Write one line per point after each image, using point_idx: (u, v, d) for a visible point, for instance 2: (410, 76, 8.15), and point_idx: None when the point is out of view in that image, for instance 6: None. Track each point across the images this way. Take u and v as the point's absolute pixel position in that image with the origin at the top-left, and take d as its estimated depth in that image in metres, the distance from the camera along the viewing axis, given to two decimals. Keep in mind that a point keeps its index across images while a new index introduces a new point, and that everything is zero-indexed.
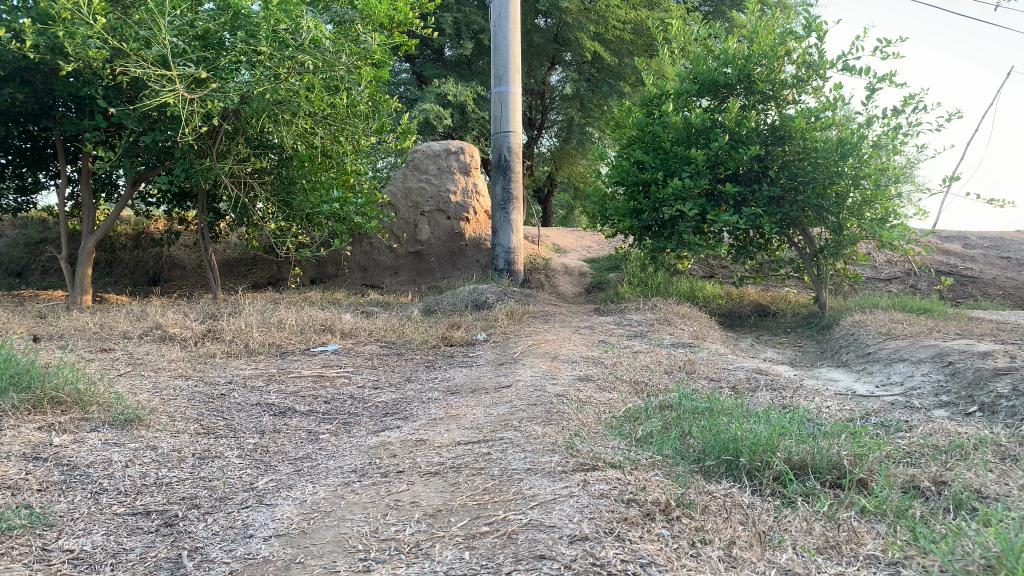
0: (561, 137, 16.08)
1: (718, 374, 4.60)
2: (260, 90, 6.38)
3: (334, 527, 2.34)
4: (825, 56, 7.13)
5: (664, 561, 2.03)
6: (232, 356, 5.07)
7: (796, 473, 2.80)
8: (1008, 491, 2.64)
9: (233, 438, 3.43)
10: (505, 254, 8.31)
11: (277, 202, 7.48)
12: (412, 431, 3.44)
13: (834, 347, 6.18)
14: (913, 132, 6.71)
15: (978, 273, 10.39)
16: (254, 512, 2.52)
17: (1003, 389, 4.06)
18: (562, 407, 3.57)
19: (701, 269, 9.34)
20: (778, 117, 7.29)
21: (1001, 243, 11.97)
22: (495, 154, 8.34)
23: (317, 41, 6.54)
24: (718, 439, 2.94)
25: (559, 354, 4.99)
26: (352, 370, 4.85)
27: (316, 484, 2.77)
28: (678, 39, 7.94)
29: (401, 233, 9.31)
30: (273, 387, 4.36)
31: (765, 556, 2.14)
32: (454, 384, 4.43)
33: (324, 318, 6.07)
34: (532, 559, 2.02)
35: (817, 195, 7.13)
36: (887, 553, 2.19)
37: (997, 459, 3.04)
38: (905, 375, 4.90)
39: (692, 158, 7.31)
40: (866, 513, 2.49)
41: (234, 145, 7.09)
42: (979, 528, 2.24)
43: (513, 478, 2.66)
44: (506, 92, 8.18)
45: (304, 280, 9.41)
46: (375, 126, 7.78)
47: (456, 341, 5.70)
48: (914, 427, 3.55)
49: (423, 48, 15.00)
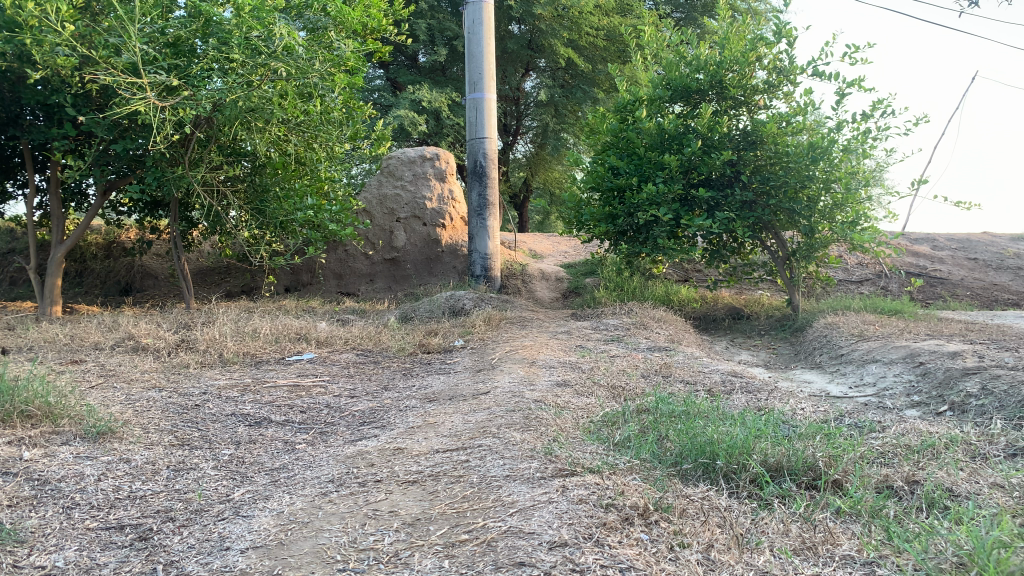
0: (536, 143, 16.14)
1: (693, 377, 4.63)
2: (232, 98, 6.31)
3: (313, 537, 2.32)
4: (795, 62, 7.23)
5: (642, 565, 2.04)
6: (206, 366, 5.02)
7: (772, 475, 2.82)
8: (979, 489, 2.68)
9: (208, 449, 3.39)
10: (482, 260, 8.28)
11: (251, 209, 7.45)
12: (390, 440, 3.43)
13: (808, 348, 6.27)
14: (883, 136, 6.85)
15: (947, 275, 10.58)
16: (231, 524, 2.49)
17: (972, 389, 4.14)
18: (540, 413, 3.57)
19: (677, 273, 9.43)
20: (749, 122, 7.35)
21: (967, 245, 12.19)
22: (471, 160, 8.33)
23: (290, 49, 6.48)
24: (694, 442, 2.96)
25: (537, 360, 4.99)
26: (328, 379, 4.82)
27: (293, 494, 2.75)
28: (651, 45, 7.99)
29: (376, 240, 9.29)
30: (248, 397, 4.32)
31: (742, 558, 2.15)
32: (433, 391, 4.43)
33: (300, 326, 6.03)
34: (512, 567, 2.01)
35: (788, 199, 7.20)
36: (862, 553, 2.21)
37: (968, 458, 3.09)
38: (877, 376, 4.97)
39: (666, 164, 7.36)
40: (841, 513, 2.51)
41: (206, 153, 6.95)
42: (951, 527, 2.27)
43: (491, 485, 2.65)
44: (481, 98, 8.19)
45: (279, 288, 9.37)
46: (349, 132, 7.71)
47: (433, 348, 5.70)
48: (887, 428, 3.60)
49: (397, 54, 15.01)
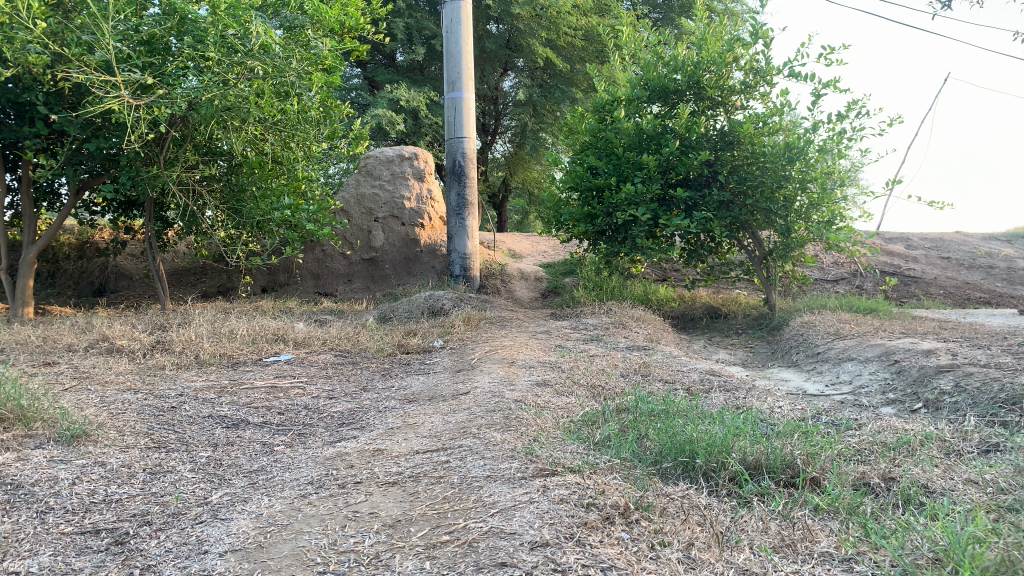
0: (514, 142, 16.16)
1: (672, 376, 4.66)
2: (208, 96, 6.22)
3: (292, 540, 2.30)
4: (771, 63, 7.30)
5: (624, 564, 2.04)
6: (182, 368, 4.97)
7: (751, 473, 2.84)
8: (954, 486, 2.71)
9: (185, 451, 3.36)
10: (461, 260, 8.27)
11: (227, 209, 7.39)
12: (370, 441, 3.41)
13: (784, 347, 6.31)
14: (858, 136, 6.93)
15: (921, 273, 10.73)
16: (208, 528, 2.47)
17: (946, 385, 4.20)
18: (521, 413, 3.57)
19: (655, 273, 9.49)
20: (727, 122, 7.41)
21: (940, 245, 12.37)
22: (449, 159, 8.31)
23: (267, 47, 6.42)
24: (674, 441, 2.98)
25: (517, 360, 4.99)
26: (306, 380, 4.79)
27: (272, 497, 2.73)
28: (629, 45, 8.02)
29: (354, 240, 9.25)
30: (226, 398, 4.28)
31: (722, 557, 2.17)
32: (412, 392, 4.41)
33: (277, 327, 5.99)
34: (493, 567, 2.01)
35: (765, 199, 7.26)
36: (840, 549, 2.23)
37: (943, 454, 3.14)
38: (853, 374, 5.02)
39: (644, 164, 7.40)
40: (820, 510, 2.54)
41: (182, 152, 6.87)
42: (927, 523, 2.31)
43: (472, 485, 2.65)
44: (460, 97, 8.17)
45: (256, 288, 9.29)
46: (326, 131, 7.70)
47: (412, 348, 5.69)
48: (863, 425, 3.64)
49: (374, 53, 14.95)
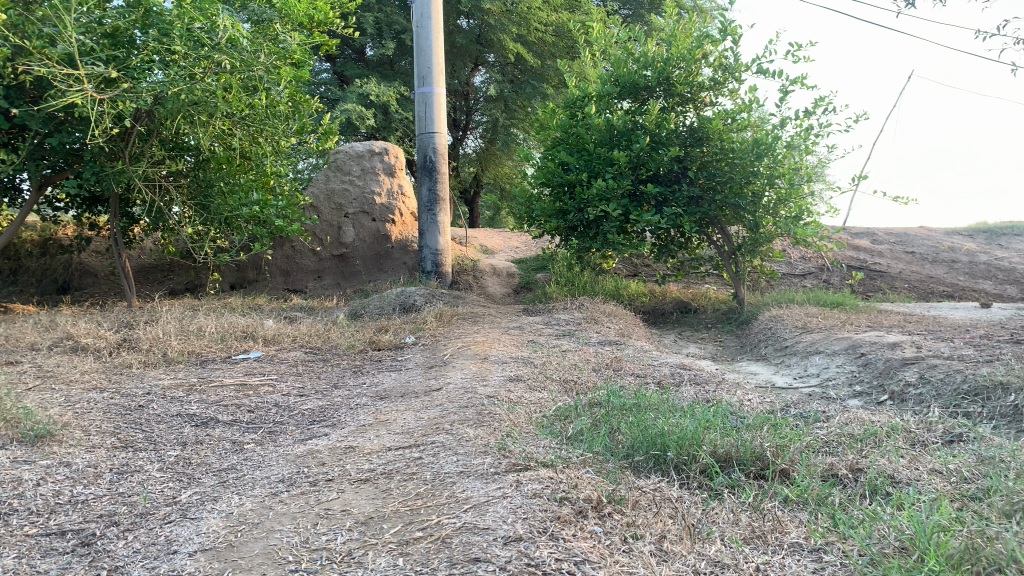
0: (486, 138, 16.13)
1: (643, 370, 4.69)
2: (174, 91, 6.13)
3: (264, 538, 2.28)
4: (740, 59, 7.36)
5: (597, 558, 2.05)
6: (149, 366, 4.90)
7: (721, 465, 2.87)
8: (919, 475, 2.77)
9: (153, 451, 3.31)
10: (433, 256, 8.25)
11: (195, 205, 7.28)
12: (341, 438, 3.39)
13: (753, 341, 6.38)
14: (825, 133, 7.01)
15: (886, 268, 10.91)
16: (178, 527, 2.44)
17: (911, 377, 4.28)
18: (493, 408, 3.57)
19: (626, 268, 9.54)
20: (696, 118, 7.46)
21: (905, 239, 12.59)
22: (420, 155, 8.28)
23: (234, 41, 6.34)
24: (646, 435, 3.01)
25: (489, 355, 4.99)
26: (277, 377, 4.74)
27: (242, 495, 2.70)
28: (599, 41, 8.04)
29: (324, 236, 9.16)
30: (194, 397, 4.22)
31: (694, 549, 2.19)
32: (384, 389, 4.40)
33: (246, 324, 5.92)
34: (467, 563, 2.01)
35: (733, 194, 7.34)
36: (810, 540, 2.27)
37: (908, 445, 3.20)
38: (820, 367, 5.09)
39: (615, 160, 7.42)
40: (789, 501, 2.58)
41: (148, 146, 6.75)
42: (893, 513, 2.35)
43: (445, 481, 2.65)
44: (430, 92, 8.13)
45: (224, 286, 9.13)
46: (295, 126, 7.69)
47: (384, 345, 5.67)
48: (832, 417, 3.69)
49: (344, 48, 14.84)
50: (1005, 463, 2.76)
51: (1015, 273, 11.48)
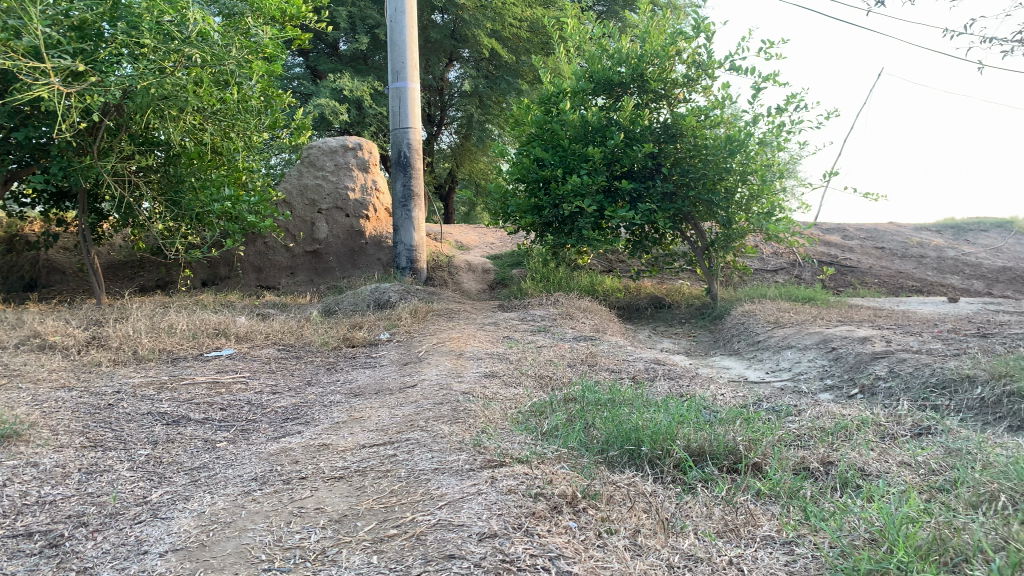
0: (460, 134, 16.09)
1: (618, 366, 4.71)
2: (144, 84, 6.02)
3: (236, 538, 2.26)
4: (713, 56, 7.42)
5: (572, 553, 2.06)
6: (119, 364, 4.83)
7: (695, 460, 2.90)
8: (888, 468, 2.81)
9: (123, 450, 3.27)
10: (408, 252, 8.20)
11: (165, 201, 7.19)
12: (315, 436, 3.37)
13: (726, 336, 6.44)
14: (796, 130, 7.09)
15: (856, 263, 11.06)
16: (148, 527, 2.41)
17: (880, 371, 4.34)
18: (468, 405, 3.57)
19: (601, 264, 9.59)
20: (670, 115, 7.51)
21: (875, 235, 12.79)
22: (394, 150, 8.24)
23: (204, 35, 6.25)
24: (620, 430, 3.02)
25: (464, 352, 4.98)
26: (249, 375, 4.70)
27: (214, 494, 2.68)
28: (574, 38, 8.04)
29: (297, 232, 9.07)
30: (165, 395, 4.17)
31: (668, 543, 2.21)
32: (358, 386, 4.38)
33: (218, 321, 5.86)
34: (441, 560, 2.01)
35: (707, 190, 7.40)
36: (782, 533, 2.30)
37: (878, 438, 3.24)
38: (792, 361, 5.15)
39: (589, 156, 7.44)
40: (761, 495, 2.61)
41: (116, 141, 6.64)
42: (864, 505, 2.38)
43: (419, 478, 2.64)
44: (404, 88, 8.10)
45: (195, 283, 9.02)
46: (268, 121, 7.63)
47: (358, 342, 5.64)
48: (803, 411, 3.73)
49: (317, 42, 14.71)
50: (971, 455, 2.81)
51: (981, 268, 11.70)
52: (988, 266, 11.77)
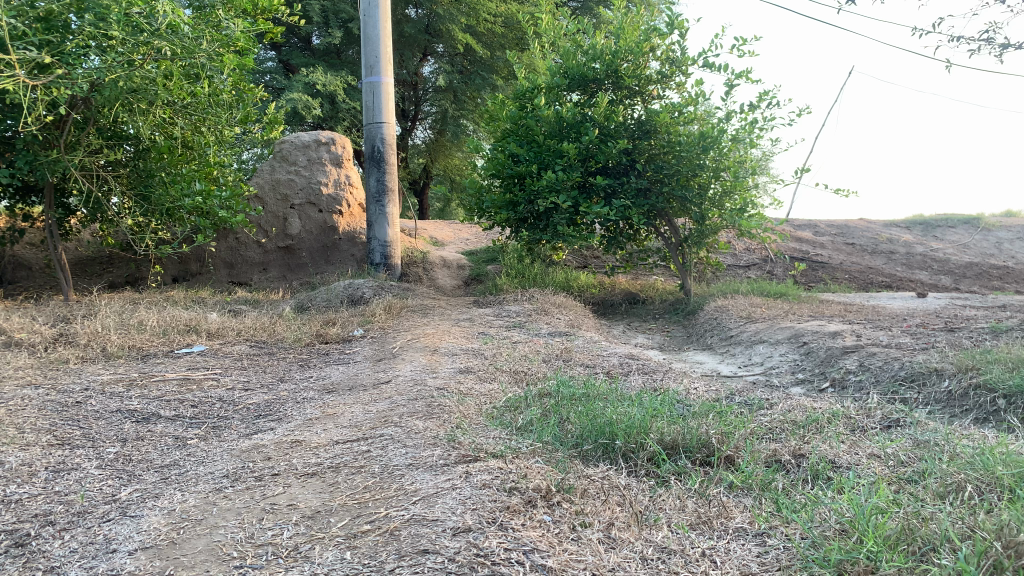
0: (435, 129, 16.05)
1: (593, 361, 4.73)
2: (112, 77, 5.89)
3: (207, 535, 2.24)
4: (687, 53, 7.47)
5: (546, 546, 2.07)
6: (87, 361, 4.75)
7: (668, 453, 2.92)
8: (858, 460, 2.86)
9: (91, 448, 3.22)
10: (381, 248, 8.16)
11: (134, 196, 7.09)
12: (288, 432, 3.35)
13: (699, 331, 6.49)
14: (769, 127, 7.16)
15: (827, 259, 11.20)
16: (117, 525, 2.38)
17: (851, 365, 4.41)
18: (443, 400, 3.57)
19: (576, 260, 9.63)
20: (644, 112, 7.55)
21: (845, 231, 12.98)
22: (368, 145, 8.19)
23: (175, 27, 6.13)
24: (595, 424, 3.04)
25: (439, 348, 4.97)
26: (221, 372, 4.65)
27: (185, 492, 2.64)
28: (548, 34, 8.04)
29: (269, 228, 8.99)
30: (134, 392, 4.12)
31: (642, 535, 2.23)
32: (331, 382, 4.35)
33: (189, 318, 5.80)
34: (415, 555, 2.01)
35: (680, 186, 7.45)
36: (754, 525, 2.32)
37: (848, 431, 3.29)
38: (764, 356, 5.21)
39: (564, 152, 7.46)
40: (734, 487, 2.64)
41: (84, 135, 6.53)
42: (834, 496, 2.42)
43: (393, 474, 2.63)
44: (378, 82, 8.05)
45: (166, 278, 8.77)
46: (239, 115, 7.61)
47: (331, 338, 5.62)
48: (775, 405, 3.78)
49: (289, 36, 14.58)
50: (939, 446, 2.87)
51: (949, 263, 11.92)
52: (955, 262, 12.00)
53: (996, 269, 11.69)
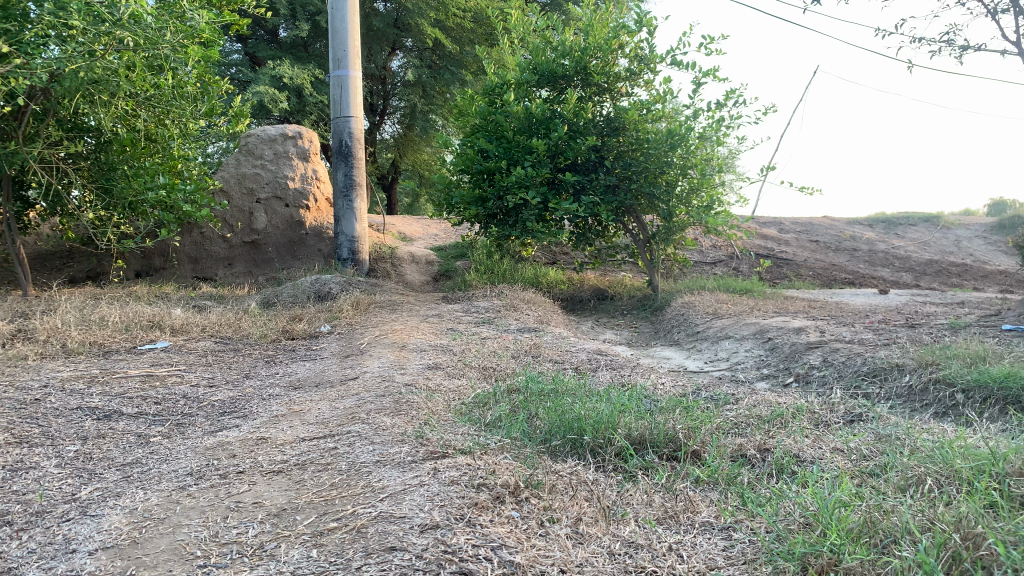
0: (403, 124, 15.97)
1: (561, 356, 4.75)
2: (72, 68, 5.71)
3: (170, 534, 2.21)
4: (655, 51, 7.52)
5: (513, 543, 2.07)
6: (46, 357, 4.64)
7: (635, 448, 2.95)
8: (821, 454, 2.90)
9: (50, 446, 3.15)
10: (349, 243, 8.10)
11: (96, 189, 6.95)
12: (253, 429, 3.31)
13: (666, 327, 6.54)
14: (735, 125, 7.24)
15: (792, 256, 11.36)
16: (77, 525, 2.34)
17: (815, 360, 4.47)
18: (411, 397, 3.55)
19: (545, 256, 9.66)
20: (612, 109, 7.58)
21: (810, 229, 13.19)
22: (335, 139, 8.12)
23: (137, 17, 5.96)
24: (563, 420, 3.05)
25: (407, 344, 4.95)
26: (185, 368, 4.58)
27: (147, 490, 2.60)
28: (518, 29, 8.02)
29: (234, 222, 8.87)
30: (96, 389, 4.04)
31: (609, 530, 2.24)
32: (297, 378, 4.32)
33: (153, 314, 5.70)
34: (383, 552, 2.00)
35: (648, 183, 7.50)
36: (719, 519, 2.35)
37: (812, 425, 3.35)
38: (730, 351, 5.27)
39: (534, 148, 7.46)
40: (700, 482, 2.67)
41: (43, 127, 6.38)
42: (798, 490, 2.46)
43: (360, 471, 2.62)
44: (346, 76, 7.98)
45: (128, 274, 8.67)
46: (204, 108, 7.53)
47: (298, 334, 5.57)
48: (740, 399, 3.83)
49: (255, 28, 14.40)
50: (900, 440, 2.93)
51: (910, 261, 12.15)
52: (915, 260, 12.24)
53: (955, 266, 11.93)
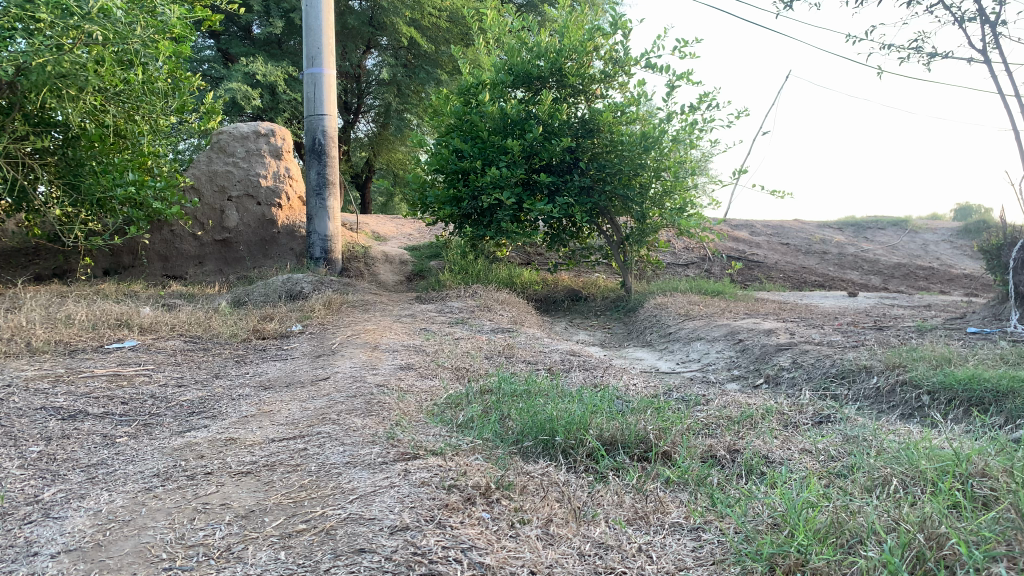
0: (378, 123, 15.89)
1: (535, 357, 4.77)
2: (39, 61, 5.60)
3: (135, 536, 2.17)
4: (629, 54, 7.57)
5: (483, 544, 2.07)
6: (9, 356, 4.55)
7: (607, 449, 2.96)
8: (790, 455, 2.94)
9: (13, 447, 3.09)
10: (322, 242, 8.04)
11: (62, 185, 6.85)
12: (221, 430, 3.27)
13: (640, 328, 6.58)
14: (707, 128, 7.31)
15: (763, 258, 11.48)
16: (40, 527, 2.29)
17: (784, 362, 4.52)
18: (382, 398, 3.53)
19: (520, 256, 9.68)
20: (587, 110, 7.60)
21: (781, 232, 13.35)
22: (308, 137, 8.06)
23: (107, 11, 5.85)
24: (535, 420, 3.06)
25: (380, 344, 4.93)
26: (153, 368, 4.52)
27: (113, 492, 2.56)
28: (493, 29, 8.00)
29: (205, 220, 8.75)
30: (61, 389, 3.97)
31: (580, 531, 2.25)
32: (267, 378, 4.28)
33: (121, 312, 5.61)
34: (351, 554, 1.99)
35: (622, 185, 7.54)
36: (689, 519, 2.37)
37: (781, 426, 3.39)
38: (701, 353, 5.31)
39: (508, 149, 7.45)
40: (670, 482, 2.69)
41: (8, 121, 6.24)
42: (766, 491, 2.49)
43: (330, 472, 2.60)
44: (319, 74, 7.93)
45: (96, 272, 8.50)
46: (175, 104, 7.46)
47: (269, 333, 5.52)
48: (711, 401, 3.87)
49: (228, 24, 14.25)
50: (867, 441, 2.97)
51: (878, 264, 12.34)
52: (884, 263, 12.44)
53: (922, 269, 12.14)
